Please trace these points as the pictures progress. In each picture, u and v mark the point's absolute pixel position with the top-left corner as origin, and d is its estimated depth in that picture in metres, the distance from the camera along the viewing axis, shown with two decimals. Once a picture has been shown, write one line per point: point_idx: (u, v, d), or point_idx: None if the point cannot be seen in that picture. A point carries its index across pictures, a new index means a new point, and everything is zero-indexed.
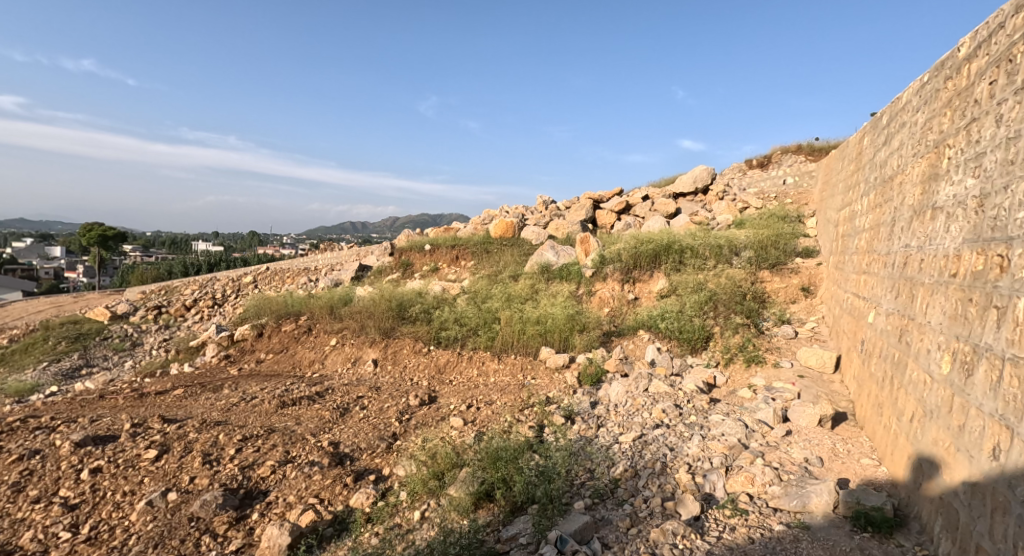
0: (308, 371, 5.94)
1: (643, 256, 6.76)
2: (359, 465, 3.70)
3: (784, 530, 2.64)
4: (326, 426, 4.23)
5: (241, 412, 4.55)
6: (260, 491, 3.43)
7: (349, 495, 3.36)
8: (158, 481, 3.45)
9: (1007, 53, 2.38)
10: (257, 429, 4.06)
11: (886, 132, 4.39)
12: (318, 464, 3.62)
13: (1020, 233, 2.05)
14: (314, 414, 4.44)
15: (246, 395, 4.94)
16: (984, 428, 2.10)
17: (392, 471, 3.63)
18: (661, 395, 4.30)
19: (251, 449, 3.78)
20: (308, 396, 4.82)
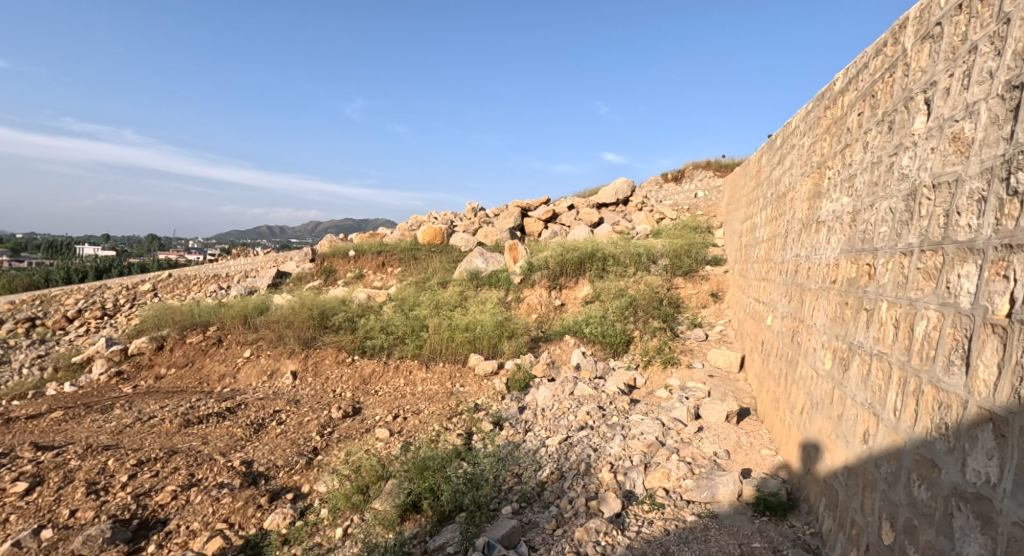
0: (218, 386, 5.60)
1: (568, 264, 7.00)
2: (275, 484, 3.57)
3: (695, 521, 2.86)
4: (237, 444, 4.04)
5: (135, 434, 4.23)
6: (157, 521, 3.20)
7: (263, 517, 3.23)
8: (29, 517, 3.14)
9: (870, 89, 2.75)
10: (155, 453, 3.80)
11: (779, 152, 4.89)
12: (228, 486, 3.45)
13: (882, 244, 2.38)
14: (223, 432, 4.22)
15: (143, 415, 4.60)
16: (857, 416, 2.40)
17: (312, 488, 3.54)
18: (585, 398, 4.48)
19: (147, 474, 3.54)
20: (217, 413, 4.56)
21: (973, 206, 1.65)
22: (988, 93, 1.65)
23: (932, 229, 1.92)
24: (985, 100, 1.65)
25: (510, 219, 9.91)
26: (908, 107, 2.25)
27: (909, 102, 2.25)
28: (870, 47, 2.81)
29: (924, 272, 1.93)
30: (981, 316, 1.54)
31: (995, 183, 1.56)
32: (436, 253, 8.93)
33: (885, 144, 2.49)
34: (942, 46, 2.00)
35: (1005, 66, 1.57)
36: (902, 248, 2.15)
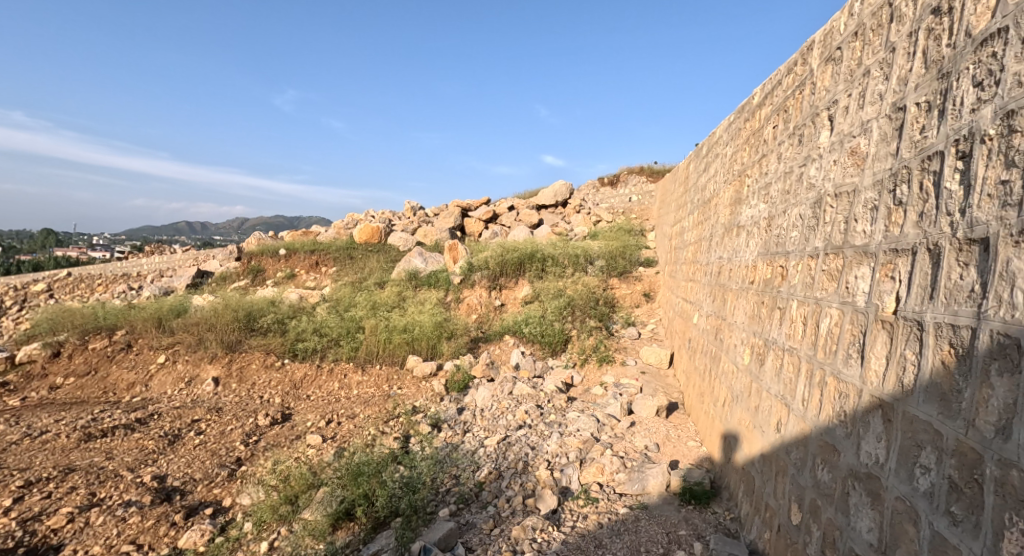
0: (127, 395, 5.21)
1: (508, 264, 7.06)
2: (193, 499, 3.37)
3: (626, 512, 2.97)
4: (148, 458, 3.78)
5: (25, 451, 3.86)
6: (51, 547, 2.94)
7: (177, 536, 3.04)
8: None
9: (783, 104, 2.97)
10: (48, 472, 3.50)
11: (705, 160, 5.17)
12: (136, 504, 3.23)
13: (793, 248, 2.58)
14: (132, 446, 3.94)
15: (34, 430, 4.21)
16: (772, 407, 2.58)
17: (234, 502, 3.38)
18: (523, 397, 4.54)
19: (38, 496, 3.26)
20: (124, 425, 4.25)
21: (867, 213, 1.82)
22: (879, 113, 1.83)
23: (834, 235, 2.10)
24: (877, 119, 1.83)
25: (450, 219, 9.86)
26: (814, 122, 2.46)
27: (815, 118, 2.46)
28: (782, 65, 3.03)
29: (828, 273, 2.11)
30: (873, 312, 1.68)
31: (883, 195, 1.73)
32: (373, 252, 8.73)
33: (795, 156, 2.71)
34: (842, 68, 2.20)
35: (892, 89, 1.75)
36: (810, 251, 2.34)
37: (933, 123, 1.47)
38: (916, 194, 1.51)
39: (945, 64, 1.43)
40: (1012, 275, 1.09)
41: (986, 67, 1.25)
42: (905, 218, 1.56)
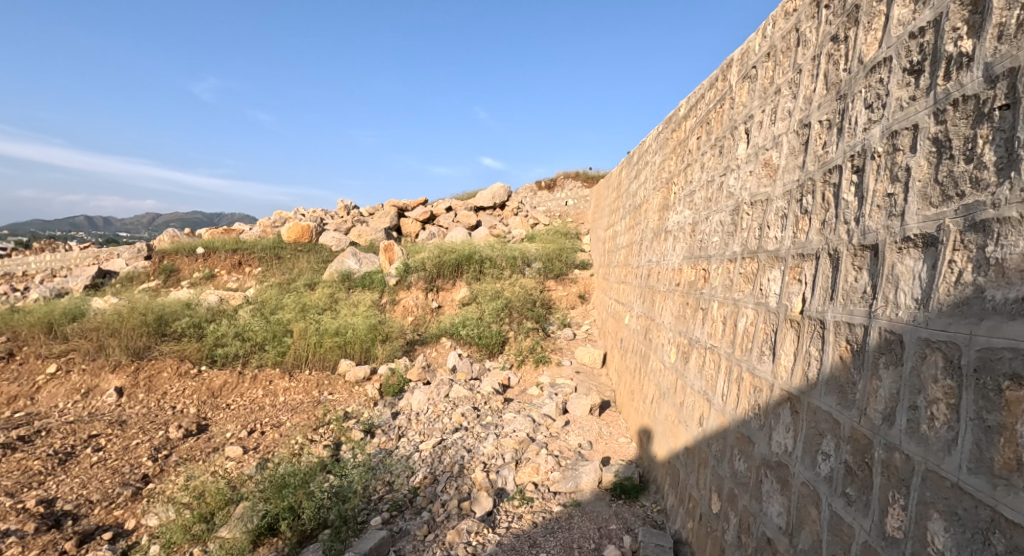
0: (8, 409, 4.65)
1: (445, 266, 7.01)
2: (89, 523, 3.11)
3: (560, 510, 3.04)
4: (34, 480, 3.45)
5: None
6: None
7: None
8: None
9: (706, 117, 3.15)
10: None
11: (636, 167, 5.38)
12: (18, 533, 2.95)
13: (714, 252, 2.74)
14: (16, 467, 3.58)
15: None
16: (695, 402, 2.72)
17: (138, 523, 3.14)
18: (460, 400, 4.53)
19: None
20: (5, 444, 3.84)
21: (778, 221, 1.97)
22: (788, 128, 1.98)
23: (749, 240, 2.26)
24: (786, 134, 1.98)
25: (385, 219, 9.64)
26: (733, 135, 2.63)
27: (734, 131, 2.63)
28: (705, 81, 3.22)
29: (744, 276, 2.26)
30: (783, 313, 1.82)
31: (792, 203, 1.87)
32: (302, 252, 8.40)
33: (716, 165, 2.88)
34: (757, 86, 2.37)
35: (799, 107, 1.90)
36: (729, 255, 2.50)
37: (833, 140, 1.60)
38: (819, 204, 1.65)
39: (843, 86, 1.58)
40: (895, 278, 1.19)
41: (874, 91, 1.38)
42: (810, 226, 1.70)
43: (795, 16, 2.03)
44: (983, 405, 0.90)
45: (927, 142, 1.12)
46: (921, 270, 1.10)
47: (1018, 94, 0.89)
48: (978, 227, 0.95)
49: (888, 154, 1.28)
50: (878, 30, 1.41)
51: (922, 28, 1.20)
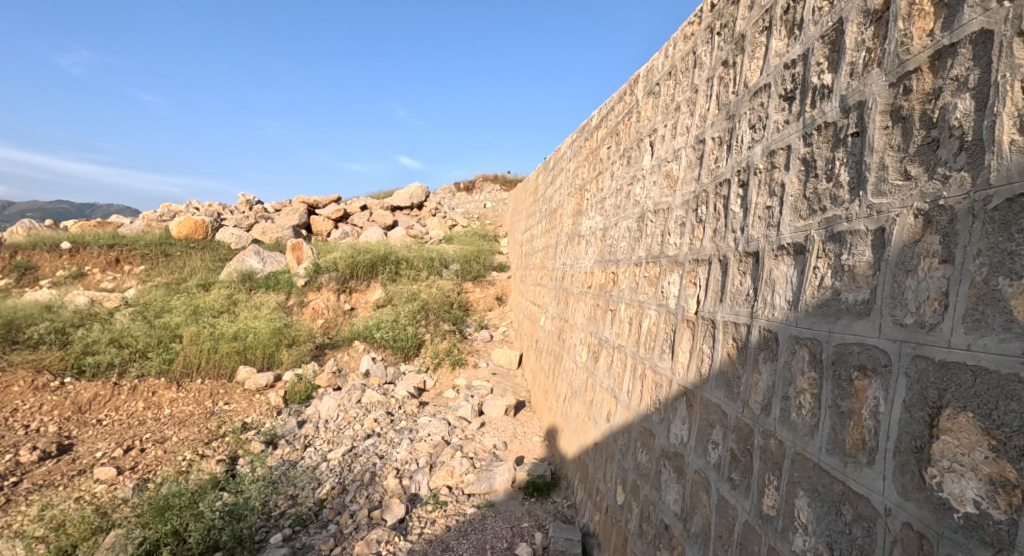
0: None
1: (359, 266, 6.79)
2: None
3: (474, 512, 3.05)
4: None
5: None
6: None
7: None
8: None
9: (616, 128, 3.32)
10: None
11: (552, 173, 5.52)
12: None
13: (622, 256, 2.88)
14: None
15: None
16: (603, 399, 2.84)
17: None
18: (373, 405, 4.40)
19: None
20: None
21: (678, 228, 2.12)
22: (686, 143, 2.14)
23: (653, 246, 2.41)
24: (685, 148, 2.14)
25: (292, 216, 9.14)
26: (639, 147, 2.79)
27: (640, 143, 2.79)
28: (614, 94, 3.39)
29: (648, 279, 2.41)
30: (681, 313, 1.96)
31: (689, 212, 2.02)
32: (195, 250, 7.75)
33: (625, 174, 3.04)
34: (661, 102, 2.53)
35: (696, 124, 2.06)
36: (635, 260, 2.64)
37: (724, 155, 1.75)
38: (712, 214, 1.79)
39: (731, 108, 1.73)
40: (773, 282, 1.32)
41: (757, 113, 1.53)
42: (704, 234, 1.84)
43: (692, 39, 2.20)
44: (836, 393, 1.02)
45: (798, 162, 1.26)
46: (792, 275, 1.24)
47: (866, 124, 1.02)
48: (835, 238, 1.08)
49: (767, 171, 1.42)
50: (759, 58, 1.56)
51: (794, 61, 1.34)
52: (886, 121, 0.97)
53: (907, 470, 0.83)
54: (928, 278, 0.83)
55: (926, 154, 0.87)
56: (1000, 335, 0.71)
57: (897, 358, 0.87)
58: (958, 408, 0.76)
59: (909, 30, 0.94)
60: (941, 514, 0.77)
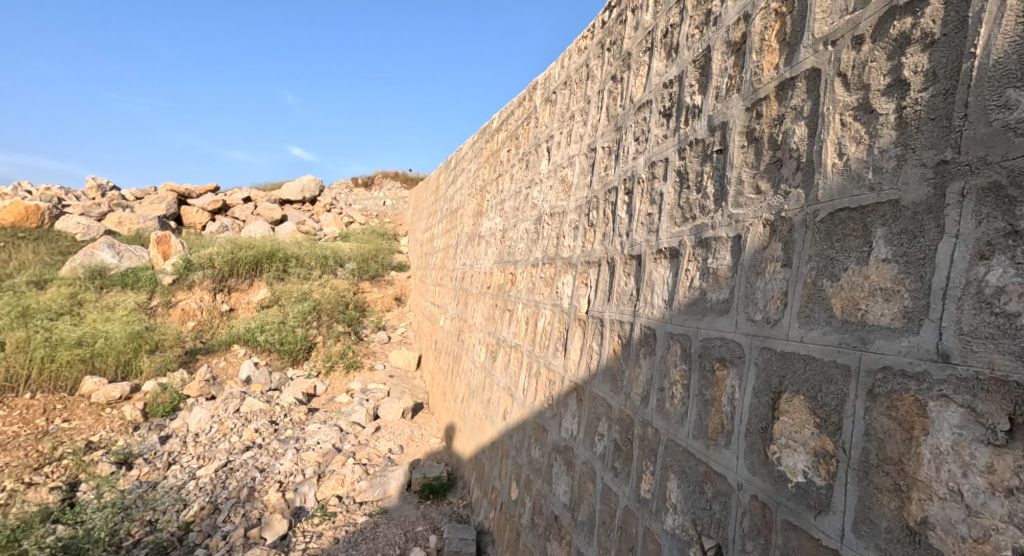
0: None
1: (240, 264, 6.27)
2: None
3: (366, 521, 2.96)
4: None
5: None
6: None
7: None
8: None
9: (516, 132, 3.39)
10: None
11: (453, 172, 5.52)
12: None
13: (520, 257, 2.95)
14: None
15: None
16: (500, 398, 2.89)
17: None
18: (254, 414, 4.10)
19: None
20: None
21: (572, 231, 2.22)
22: (580, 150, 2.25)
23: (548, 249, 2.50)
24: (579, 155, 2.25)
25: (158, 206, 8.19)
26: (537, 152, 2.88)
27: (538, 148, 2.87)
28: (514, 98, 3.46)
29: (544, 280, 2.49)
30: (573, 312, 2.05)
31: (582, 216, 2.12)
32: (27, 241, 6.66)
33: (524, 177, 3.11)
34: (557, 109, 2.63)
35: (588, 133, 2.16)
36: (532, 261, 2.72)
37: (613, 164, 1.86)
38: (602, 219, 1.90)
39: (619, 120, 1.85)
40: (652, 283, 1.43)
41: (641, 127, 1.64)
42: (595, 237, 1.95)
43: (586, 52, 2.31)
44: (701, 383, 1.13)
45: (674, 173, 1.38)
46: (668, 276, 1.35)
47: (727, 142, 1.15)
48: (703, 243, 1.19)
49: (649, 180, 1.54)
50: (643, 76, 1.68)
51: (671, 81, 1.47)
52: (743, 140, 1.10)
53: (755, 448, 0.95)
54: (773, 280, 0.95)
55: (773, 171, 1.00)
56: (824, 327, 0.83)
57: (749, 350, 0.99)
58: (792, 392, 0.88)
59: (761, 62, 1.07)
60: (779, 484, 0.89)
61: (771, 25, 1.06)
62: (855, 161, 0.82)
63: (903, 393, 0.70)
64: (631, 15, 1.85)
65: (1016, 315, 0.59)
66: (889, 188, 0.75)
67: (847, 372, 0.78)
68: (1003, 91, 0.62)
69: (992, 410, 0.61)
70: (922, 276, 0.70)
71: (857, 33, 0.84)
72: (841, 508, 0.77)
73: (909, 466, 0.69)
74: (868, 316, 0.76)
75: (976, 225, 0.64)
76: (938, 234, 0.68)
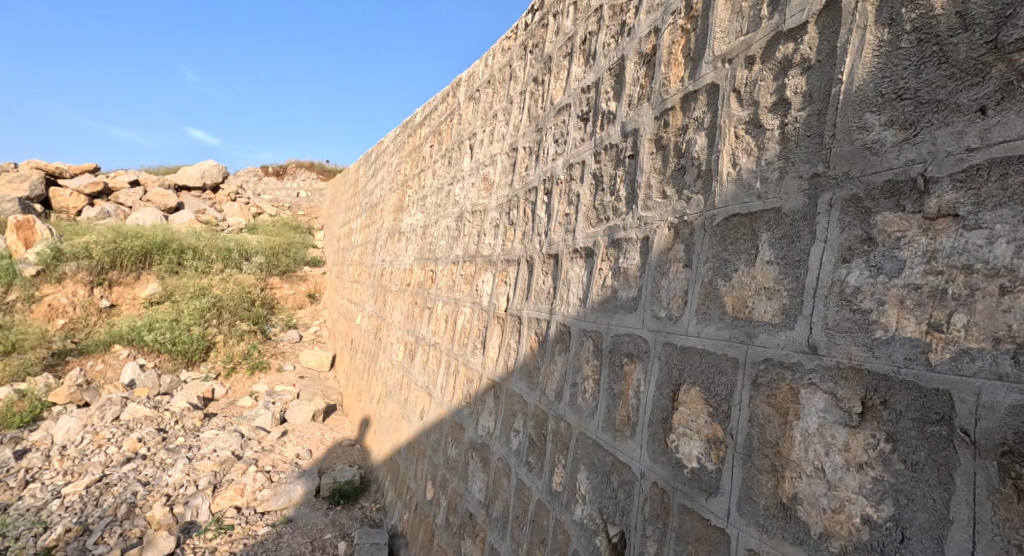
0: None
1: (125, 255, 5.64)
2: None
3: (268, 532, 2.81)
4: None
5: None
6: None
7: None
8: None
9: (438, 128, 3.35)
10: None
11: (374, 166, 5.36)
12: None
13: (441, 255, 2.93)
14: None
15: None
16: (418, 397, 2.85)
17: None
18: (138, 421, 3.74)
19: None
20: None
21: (492, 229, 2.23)
22: (501, 149, 2.27)
23: (469, 247, 2.50)
24: (500, 155, 2.27)
25: (19, 185, 7.07)
26: (459, 149, 2.87)
27: (460, 145, 2.87)
28: (437, 94, 3.42)
29: (464, 278, 2.49)
30: (492, 310, 2.07)
31: (502, 216, 2.14)
32: None
33: (445, 174, 3.08)
34: (480, 107, 2.64)
35: (510, 134, 2.19)
36: (453, 259, 2.71)
37: (533, 164, 1.90)
38: (522, 218, 1.93)
39: (540, 122, 1.89)
40: (568, 281, 1.47)
41: (560, 130, 1.69)
42: (515, 236, 1.97)
43: (509, 53, 2.33)
44: (611, 378, 1.19)
45: (589, 177, 1.43)
46: (582, 276, 1.40)
47: (638, 148, 1.21)
48: (615, 244, 1.25)
49: (567, 182, 1.58)
50: (563, 80, 1.73)
51: (589, 86, 1.52)
52: (651, 147, 1.16)
53: (657, 437, 1.01)
54: (675, 279, 1.02)
55: (677, 178, 1.06)
56: (717, 323, 0.90)
57: (653, 345, 1.05)
58: (689, 384, 0.94)
59: (669, 74, 1.14)
60: (676, 470, 0.95)
61: (677, 40, 1.13)
62: (746, 171, 0.89)
63: (780, 382, 0.77)
64: (552, 19, 1.89)
65: (869, 311, 0.67)
66: (773, 196, 0.83)
67: (736, 363, 0.85)
68: (863, 114, 0.71)
69: (849, 395, 0.68)
70: (797, 277, 0.77)
71: (749, 54, 0.92)
72: (728, 490, 0.84)
73: (784, 447, 0.77)
74: (753, 312, 0.84)
75: (840, 231, 0.72)
76: (811, 239, 0.76)
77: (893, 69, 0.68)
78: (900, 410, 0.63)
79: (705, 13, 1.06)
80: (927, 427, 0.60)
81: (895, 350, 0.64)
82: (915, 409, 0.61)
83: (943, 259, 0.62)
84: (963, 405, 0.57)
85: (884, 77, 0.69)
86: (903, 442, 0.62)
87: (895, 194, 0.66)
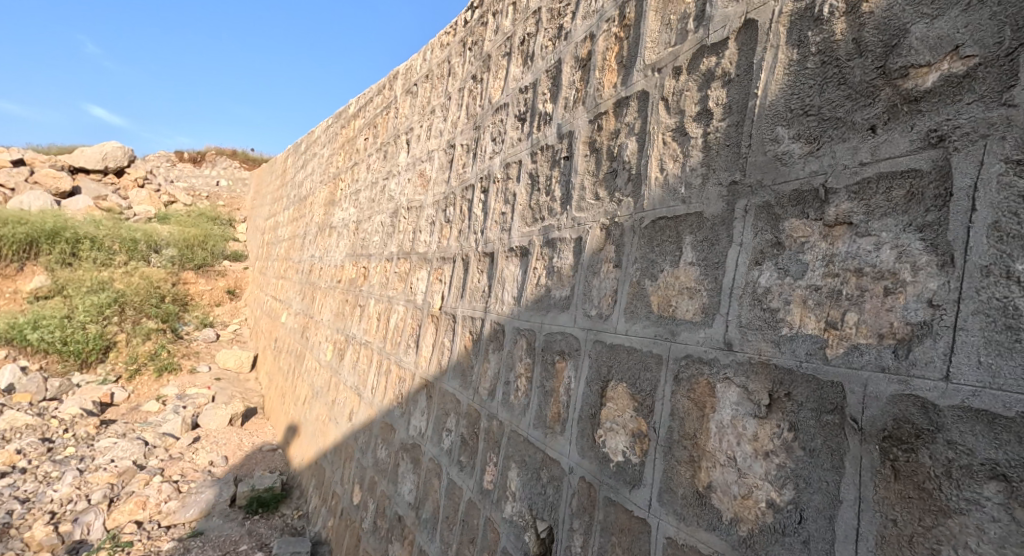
0: None
1: (5, 243, 5.00)
2: None
3: (173, 546, 2.60)
4: None
5: None
6: None
7: None
8: None
9: (374, 121, 3.26)
10: None
11: (303, 157, 5.11)
12: None
13: (374, 252, 2.84)
14: None
15: None
16: (346, 398, 2.75)
17: None
18: (19, 431, 3.35)
19: None
20: None
21: (428, 226, 2.20)
22: (439, 146, 2.24)
23: (404, 243, 2.44)
24: (438, 151, 2.24)
25: None
26: (396, 144, 2.80)
27: (396, 140, 2.80)
28: (373, 85, 3.32)
29: (398, 276, 2.43)
30: (426, 308, 2.04)
31: (439, 213, 2.12)
32: None
33: (381, 169, 3.00)
34: (418, 102, 2.59)
35: (448, 131, 2.16)
36: (386, 256, 2.64)
37: (470, 162, 1.89)
38: (458, 216, 1.91)
39: (478, 120, 1.88)
40: (503, 280, 1.48)
41: (497, 128, 1.69)
42: (451, 233, 1.95)
43: (448, 49, 2.30)
44: (543, 375, 1.20)
45: (526, 176, 1.45)
46: (517, 275, 1.41)
47: (573, 150, 1.23)
48: (550, 243, 1.27)
49: (503, 181, 1.59)
50: (501, 79, 1.73)
51: (527, 87, 1.54)
52: (586, 150, 1.19)
53: (585, 432, 1.04)
54: (606, 279, 1.05)
55: (609, 180, 1.10)
56: (643, 321, 0.94)
57: (584, 343, 1.07)
58: (617, 380, 0.98)
59: (603, 79, 1.17)
60: (603, 464, 0.98)
61: (611, 47, 1.17)
62: (672, 176, 0.93)
63: (699, 377, 0.82)
64: (491, 17, 1.89)
65: (777, 310, 0.72)
66: (696, 201, 0.87)
67: (659, 359, 0.89)
68: (775, 127, 0.76)
69: (758, 388, 0.73)
70: (716, 277, 0.82)
71: (677, 64, 0.97)
72: (650, 481, 0.88)
73: (701, 439, 0.81)
74: (676, 311, 0.88)
75: (754, 236, 0.77)
76: (728, 242, 0.81)
77: (800, 87, 0.74)
78: (801, 401, 0.68)
79: (637, 22, 1.10)
80: (823, 416, 0.65)
81: (798, 346, 0.69)
82: (814, 400, 0.67)
83: (839, 263, 0.67)
84: (852, 396, 0.63)
85: (793, 94, 0.75)
86: (803, 431, 0.68)
87: (801, 202, 0.72)
